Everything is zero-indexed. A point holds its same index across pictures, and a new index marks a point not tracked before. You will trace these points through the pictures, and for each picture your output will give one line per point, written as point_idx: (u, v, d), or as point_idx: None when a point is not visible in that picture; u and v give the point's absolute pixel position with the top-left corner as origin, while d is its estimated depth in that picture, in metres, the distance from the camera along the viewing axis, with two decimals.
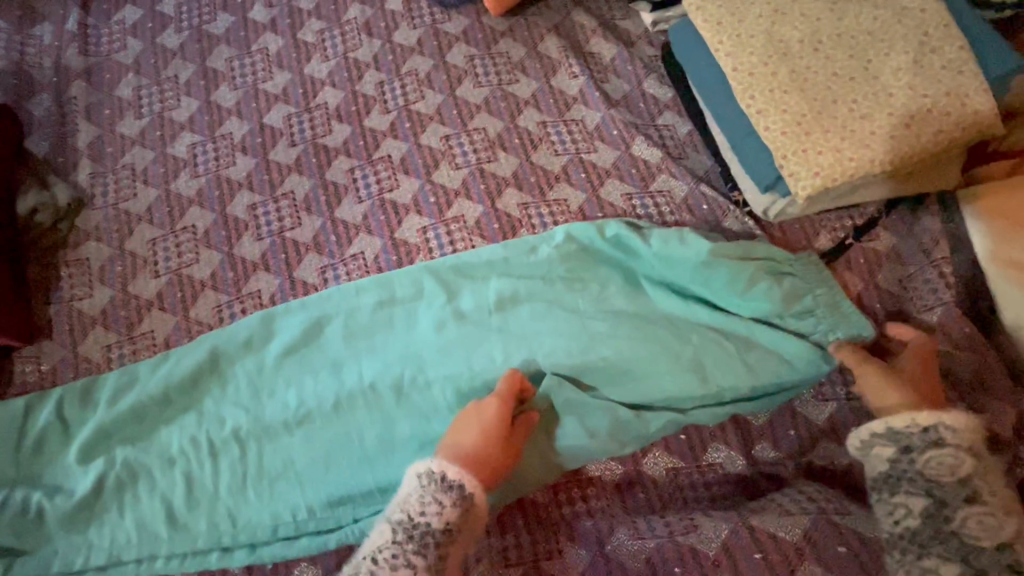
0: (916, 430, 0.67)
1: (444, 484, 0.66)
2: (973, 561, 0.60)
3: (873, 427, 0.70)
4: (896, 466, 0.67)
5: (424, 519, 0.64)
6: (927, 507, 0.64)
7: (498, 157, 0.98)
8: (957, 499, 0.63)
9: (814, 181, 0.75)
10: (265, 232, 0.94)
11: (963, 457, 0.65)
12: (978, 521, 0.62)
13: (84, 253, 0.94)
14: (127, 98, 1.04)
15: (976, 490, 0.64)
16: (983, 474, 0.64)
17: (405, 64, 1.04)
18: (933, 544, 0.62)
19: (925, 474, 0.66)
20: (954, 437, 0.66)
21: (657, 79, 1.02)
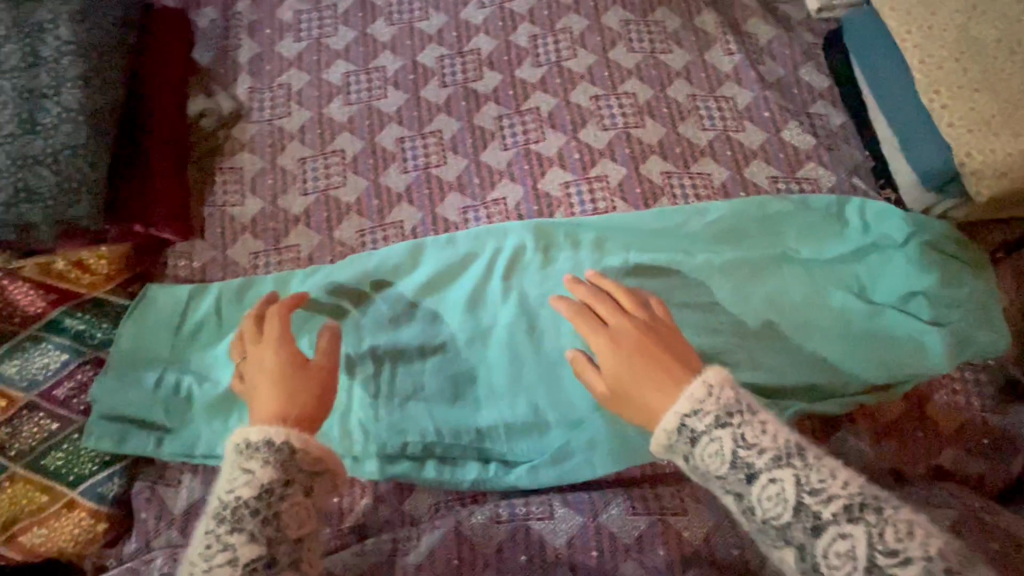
0: (676, 436, 0.55)
1: (247, 452, 0.55)
2: (809, 528, 0.50)
3: (655, 440, 0.57)
4: (696, 469, 0.55)
5: (232, 497, 0.53)
6: (737, 502, 0.53)
7: (645, 124, 0.98)
8: (742, 484, 0.52)
9: (999, 182, 0.75)
10: (411, 166, 0.97)
11: (721, 436, 0.53)
12: (771, 492, 0.51)
13: (238, 162, 0.97)
14: (287, 21, 1.06)
15: (757, 466, 0.52)
16: (745, 446, 0.53)
17: (559, 21, 1.05)
18: (767, 535, 0.52)
19: (710, 473, 0.54)
20: (703, 418, 0.54)
21: (814, 68, 1.00)
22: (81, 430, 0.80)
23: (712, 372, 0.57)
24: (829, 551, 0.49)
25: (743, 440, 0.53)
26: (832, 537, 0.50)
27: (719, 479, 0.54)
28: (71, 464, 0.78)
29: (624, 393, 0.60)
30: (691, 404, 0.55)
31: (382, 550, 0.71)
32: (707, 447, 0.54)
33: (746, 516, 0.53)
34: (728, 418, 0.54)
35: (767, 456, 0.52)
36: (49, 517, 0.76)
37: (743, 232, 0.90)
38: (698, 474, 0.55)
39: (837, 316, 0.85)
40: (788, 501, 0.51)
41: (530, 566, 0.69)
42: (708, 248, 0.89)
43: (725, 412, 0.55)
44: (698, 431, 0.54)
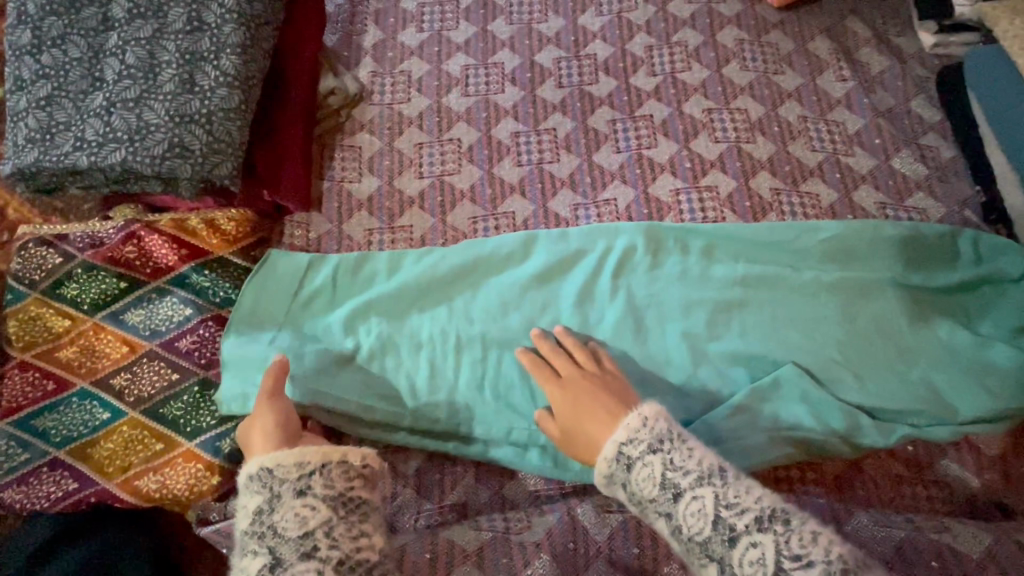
0: (614, 463, 0.61)
1: (245, 485, 0.60)
2: (725, 540, 0.55)
3: (597, 471, 0.63)
4: (632, 497, 0.61)
5: (245, 529, 0.57)
6: (667, 523, 0.58)
7: (757, 140, 1.00)
8: (671, 503, 0.57)
9: None
10: (524, 160, 0.99)
11: (653, 459, 0.59)
12: (694, 507, 0.56)
13: (358, 142, 1.01)
14: (410, 12, 1.10)
15: (681, 485, 0.58)
16: (674, 467, 0.58)
17: (675, 34, 1.07)
18: (694, 553, 0.56)
19: (644, 497, 0.59)
20: (636, 445, 0.61)
21: (926, 100, 1.01)
22: (200, 383, 0.82)
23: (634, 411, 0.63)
24: (744, 560, 0.54)
25: (669, 461, 0.59)
26: (745, 545, 0.54)
27: (653, 504, 0.59)
28: (190, 416, 0.80)
29: (573, 432, 0.69)
30: (626, 432, 0.62)
31: (496, 529, 0.73)
32: (641, 469, 0.59)
33: (686, 544, 0.56)
34: (660, 443, 0.60)
35: (692, 476, 0.58)
36: (166, 464, 0.78)
37: (853, 253, 0.90)
38: (637, 503, 0.60)
39: (949, 344, 0.84)
40: (709, 515, 0.56)
41: (642, 559, 0.69)
42: (817, 266, 0.90)
43: (658, 440, 0.61)
44: (631, 457, 0.61)
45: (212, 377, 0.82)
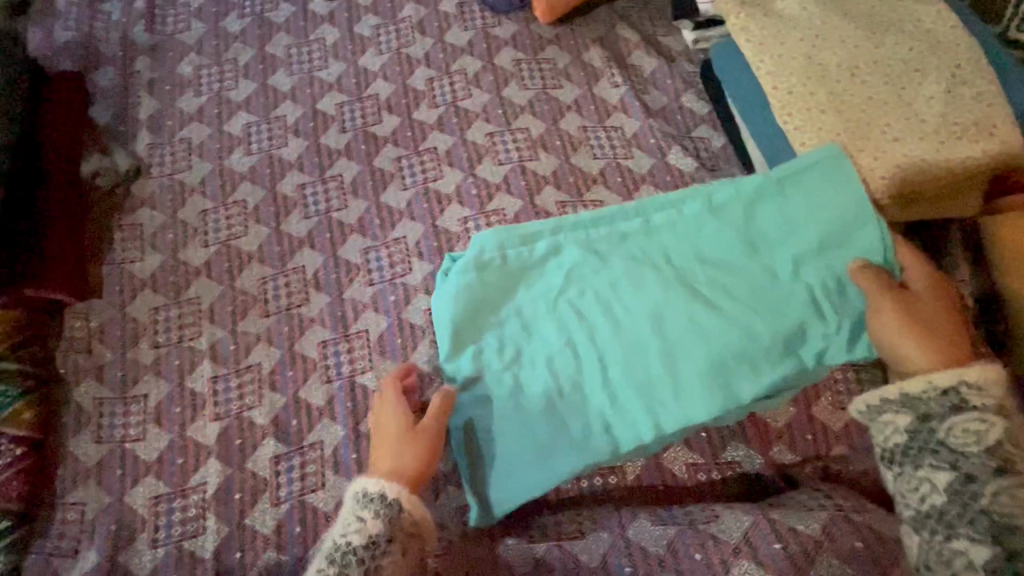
0: (938, 396, 0.62)
1: (366, 499, 0.66)
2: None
3: (908, 390, 0.63)
4: (919, 436, 0.62)
5: (345, 539, 0.64)
6: (955, 476, 0.59)
7: (539, 156, 1.02)
8: (988, 471, 0.58)
9: (848, 196, 0.80)
10: (312, 211, 0.98)
11: (992, 422, 0.60)
12: (1009, 489, 0.57)
13: (138, 219, 0.97)
14: (187, 76, 1.08)
15: (1019, 465, 0.59)
16: (1011, 443, 0.59)
17: (454, 63, 1.09)
18: (969, 518, 0.57)
19: (947, 444, 0.60)
20: (985, 399, 0.61)
21: (695, 95, 1.07)
22: None
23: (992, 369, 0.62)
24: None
25: (1009, 434, 0.60)
26: (1011, 480, 0.58)
27: (951, 453, 0.60)
28: None
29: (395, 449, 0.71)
30: (980, 379, 0.61)
31: None
32: (974, 420, 0.60)
33: (959, 495, 0.59)
34: (1010, 419, 0.61)
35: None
36: None
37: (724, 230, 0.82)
38: (914, 443, 0.62)
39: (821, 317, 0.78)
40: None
41: None
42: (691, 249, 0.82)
43: (1002, 407, 0.61)
44: (970, 405, 0.61)
45: None
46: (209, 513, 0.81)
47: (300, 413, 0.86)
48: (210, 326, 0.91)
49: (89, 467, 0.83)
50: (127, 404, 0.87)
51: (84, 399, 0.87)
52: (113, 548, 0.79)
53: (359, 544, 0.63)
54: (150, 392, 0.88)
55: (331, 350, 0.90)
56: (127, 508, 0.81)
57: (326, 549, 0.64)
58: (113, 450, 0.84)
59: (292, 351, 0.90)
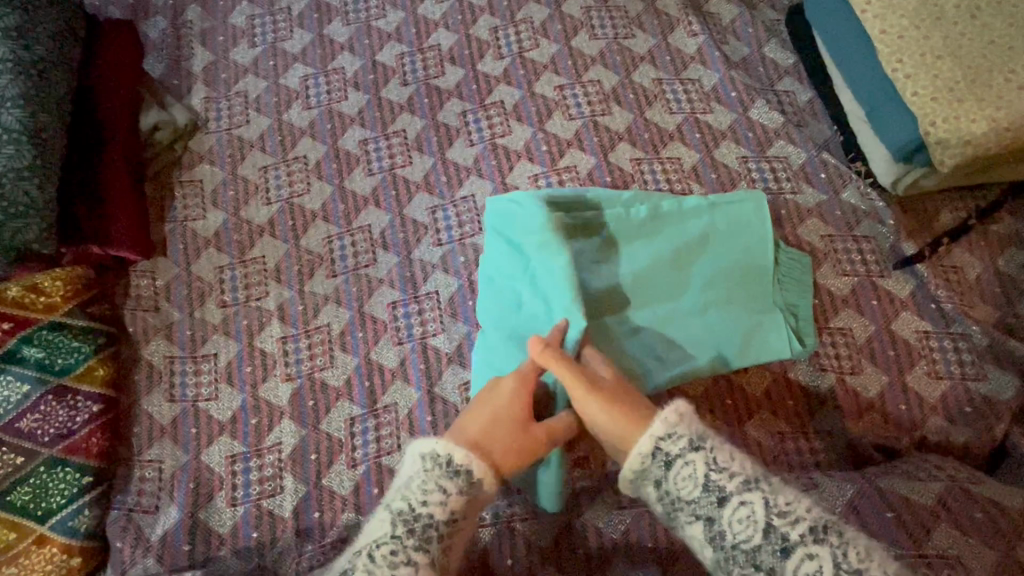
0: (650, 460, 0.58)
1: (449, 471, 0.58)
2: (778, 551, 0.51)
3: (629, 467, 0.59)
4: (666, 498, 0.57)
5: (427, 510, 0.56)
6: (706, 528, 0.55)
7: (612, 111, 0.96)
8: (715, 508, 0.54)
9: (964, 150, 0.74)
10: (376, 168, 0.94)
11: (694, 458, 0.56)
12: (742, 515, 0.53)
13: (197, 175, 0.94)
14: (240, 26, 1.03)
15: (728, 490, 0.54)
16: (717, 469, 0.55)
17: (520, 11, 1.03)
18: (736, 562, 0.53)
19: (682, 498, 0.56)
20: (677, 441, 0.57)
21: (778, 45, 1.00)
22: (48, 462, 0.76)
23: (672, 410, 0.58)
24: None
25: (712, 464, 0.56)
26: (735, 507, 0.54)
27: (690, 504, 0.56)
28: (39, 499, 0.75)
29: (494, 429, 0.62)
30: (665, 428, 0.58)
31: None
32: (681, 468, 0.56)
33: (716, 542, 0.54)
34: (711, 448, 0.57)
35: (737, 479, 0.55)
36: (16, 556, 0.72)
37: (754, 222, 0.83)
38: (667, 505, 0.57)
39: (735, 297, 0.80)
40: (757, 521, 0.53)
41: (518, 568, 0.69)
42: (695, 224, 0.82)
43: (698, 437, 0.57)
44: (672, 456, 0.57)
45: (59, 454, 0.77)
46: (285, 473, 0.80)
47: (372, 375, 0.84)
48: (276, 285, 0.89)
49: (164, 424, 0.82)
50: (197, 363, 0.85)
51: (155, 356, 0.85)
52: (192, 506, 0.78)
53: (442, 516, 0.56)
54: (220, 351, 0.86)
55: (401, 312, 0.87)
56: (204, 467, 0.80)
57: (395, 510, 0.56)
58: (186, 409, 0.83)
59: (362, 312, 0.87)
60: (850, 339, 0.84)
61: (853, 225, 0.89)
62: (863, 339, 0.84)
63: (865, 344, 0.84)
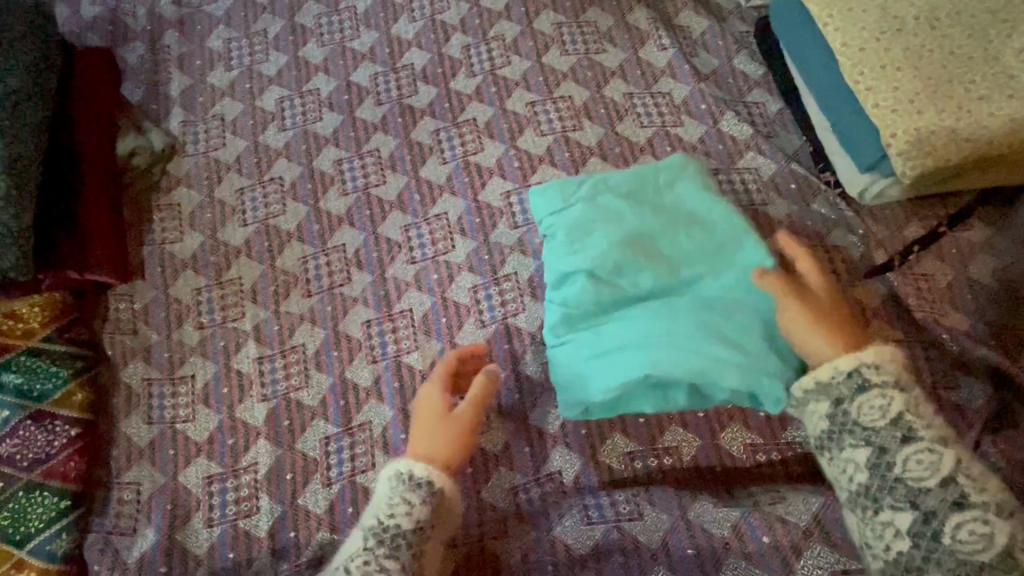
0: (841, 379, 0.67)
1: (412, 484, 0.65)
2: (948, 501, 0.60)
3: (814, 377, 0.69)
4: (837, 418, 0.67)
5: (393, 521, 0.63)
6: (874, 456, 0.64)
7: (583, 126, 0.97)
8: (895, 443, 0.64)
9: (925, 160, 0.74)
10: (350, 188, 0.96)
11: (892, 395, 0.65)
12: (923, 458, 0.62)
13: (175, 198, 0.96)
14: (217, 50, 1.05)
15: (917, 433, 0.63)
16: (914, 414, 0.64)
17: (492, 29, 1.04)
18: (894, 492, 0.62)
19: (861, 423, 0.65)
20: (880, 374, 0.66)
21: (748, 56, 1.01)
22: (26, 486, 0.78)
23: (889, 352, 0.67)
24: (962, 529, 0.59)
25: (911, 407, 0.64)
26: (917, 449, 0.63)
27: (865, 432, 0.65)
28: (17, 523, 0.77)
29: (434, 440, 0.69)
30: (874, 359, 0.66)
31: None
32: (874, 398, 0.65)
33: (877, 468, 0.64)
34: (911, 394, 0.65)
35: (931, 432, 0.63)
36: None
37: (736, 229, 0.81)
38: (835, 426, 0.67)
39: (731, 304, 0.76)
40: (938, 467, 0.61)
41: None
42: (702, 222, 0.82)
43: (897, 383, 0.66)
44: (870, 384, 0.66)
45: (38, 477, 0.79)
46: (261, 492, 0.81)
47: (347, 394, 0.85)
48: (253, 306, 0.90)
49: (141, 446, 0.83)
50: (175, 385, 0.86)
51: (133, 380, 0.87)
52: (169, 528, 0.79)
53: (408, 525, 0.63)
54: (197, 372, 0.87)
55: (375, 330, 0.88)
56: (181, 488, 0.81)
57: (369, 527, 0.64)
58: (164, 431, 0.84)
59: (336, 331, 0.88)
60: None
61: (823, 235, 0.90)
62: None
63: None
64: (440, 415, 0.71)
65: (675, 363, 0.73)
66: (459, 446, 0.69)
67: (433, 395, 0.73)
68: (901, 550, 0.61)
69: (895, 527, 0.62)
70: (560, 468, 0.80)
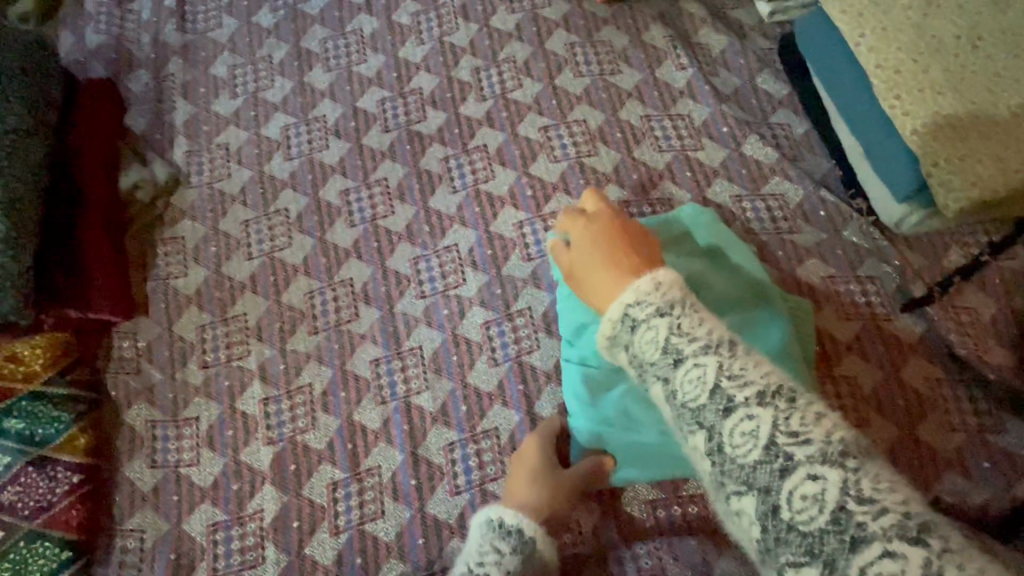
0: (625, 326, 0.45)
1: (504, 531, 0.62)
2: (847, 540, 0.33)
3: (600, 331, 0.48)
4: (636, 365, 0.44)
5: (483, 569, 0.58)
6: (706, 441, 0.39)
7: (599, 151, 0.93)
8: (671, 370, 0.41)
9: (970, 192, 0.69)
10: (357, 219, 0.92)
11: (659, 323, 0.43)
12: (693, 378, 0.40)
13: (179, 232, 0.93)
14: (221, 77, 1.03)
15: (729, 391, 0.39)
16: (680, 334, 0.42)
17: (502, 50, 1.00)
18: (760, 509, 0.36)
19: (644, 363, 0.43)
20: (644, 307, 0.45)
21: (771, 74, 0.96)
22: (27, 536, 0.76)
23: (647, 278, 0.47)
24: (794, 494, 0.35)
25: (729, 359, 0.40)
26: (766, 427, 0.37)
27: (670, 390, 0.41)
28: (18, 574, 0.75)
29: (530, 486, 0.68)
30: (635, 293, 0.46)
31: None
32: (644, 331, 0.44)
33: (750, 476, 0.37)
34: (677, 314, 0.43)
35: (699, 343, 0.41)
36: None
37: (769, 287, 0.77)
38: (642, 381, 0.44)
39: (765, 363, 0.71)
40: (710, 384, 0.39)
41: None
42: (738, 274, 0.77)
43: (669, 303, 0.44)
44: (638, 319, 0.45)
45: (39, 526, 0.77)
46: (267, 541, 0.78)
47: (355, 437, 0.82)
48: (258, 344, 0.87)
49: (145, 492, 0.80)
50: (179, 427, 0.84)
51: (137, 422, 0.84)
52: None
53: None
54: (201, 414, 0.84)
55: (384, 369, 0.84)
56: (185, 536, 0.78)
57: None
58: (168, 476, 0.81)
59: (344, 370, 0.85)
60: (856, 389, 0.79)
61: (855, 265, 0.85)
62: (868, 387, 0.79)
63: (872, 392, 0.78)
64: (543, 466, 0.71)
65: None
66: (556, 504, 0.68)
67: (537, 444, 0.73)
68: None
69: None
70: (578, 517, 0.76)
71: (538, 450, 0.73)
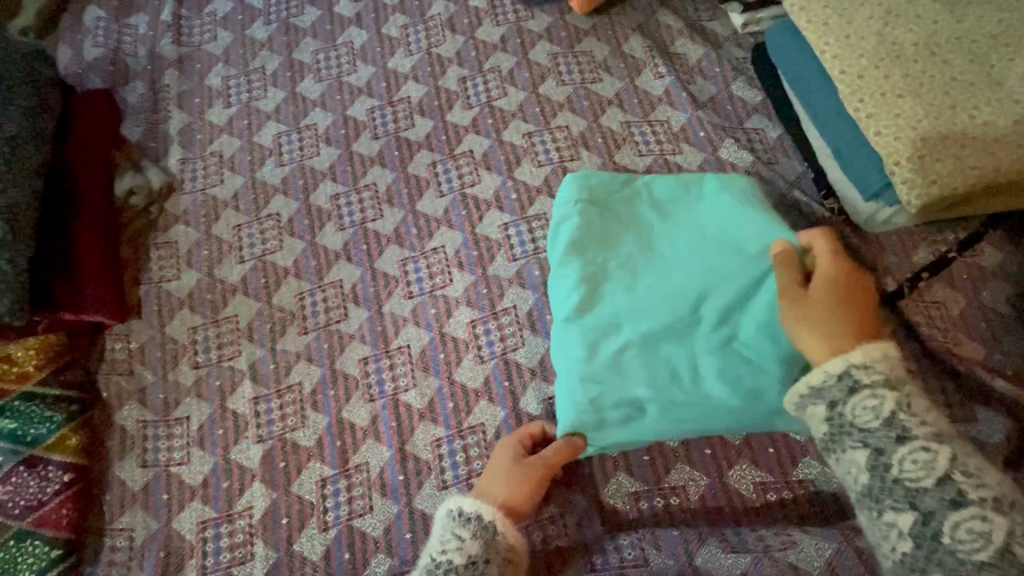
0: (834, 381, 0.60)
1: (463, 519, 0.65)
2: (894, 438, 0.56)
3: (808, 379, 0.62)
4: (836, 421, 0.59)
5: (446, 556, 0.63)
6: (870, 453, 0.57)
7: (581, 156, 0.96)
8: (891, 443, 0.56)
9: (931, 189, 0.72)
10: (347, 223, 0.95)
11: (885, 395, 0.57)
12: (868, 405, 0.58)
13: (173, 237, 0.96)
14: (216, 87, 1.06)
15: (862, 381, 0.58)
16: (871, 378, 0.58)
17: (487, 61, 1.04)
18: (849, 437, 0.58)
19: (854, 423, 0.58)
20: (872, 373, 0.59)
21: (746, 83, 1.01)
22: (18, 534, 0.77)
23: (876, 347, 0.60)
24: (906, 459, 0.55)
25: (902, 405, 0.57)
26: (866, 395, 0.58)
27: (861, 432, 0.58)
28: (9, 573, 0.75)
29: (497, 484, 0.71)
30: (865, 357, 0.59)
31: None
32: (865, 396, 0.58)
33: (876, 468, 0.56)
34: (904, 391, 0.58)
35: (877, 377, 0.58)
36: None
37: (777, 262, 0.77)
38: (833, 428, 0.60)
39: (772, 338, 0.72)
40: (877, 411, 0.57)
41: None
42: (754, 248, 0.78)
43: (891, 378, 0.58)
44: (860, 384, 0.58)
45: (29, 525, 0.78)
46: (256, 539, 0.78)
47: (343, 434, 0.83)
48: (249, 344, 0.89)
49: (135, 491, 0.81)
50: (170, 427, 0.85)
51: (127, 422, 0.85)
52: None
53: (460, 560, 0.62)
54: (192, 414, 0.86)
55: (372, 367, 0.86)
56: (175, 535, 0.79)
57: (425, 564, 0.64)
58: (158, 475, 0.83)
59: (333, 369, 0.87)
60: None
61: None
62: None
63: None
64: (509, 463, 0.73)
65: (688, 407, 0.73)
66: (521, 497, 0.70)
67: (505, 445, 0.75)
68: (868, 483, 0.57)
69: (857, 465, 0.58)
70: (561, 511, 0.78)
71: (505, 449, 0.74)
